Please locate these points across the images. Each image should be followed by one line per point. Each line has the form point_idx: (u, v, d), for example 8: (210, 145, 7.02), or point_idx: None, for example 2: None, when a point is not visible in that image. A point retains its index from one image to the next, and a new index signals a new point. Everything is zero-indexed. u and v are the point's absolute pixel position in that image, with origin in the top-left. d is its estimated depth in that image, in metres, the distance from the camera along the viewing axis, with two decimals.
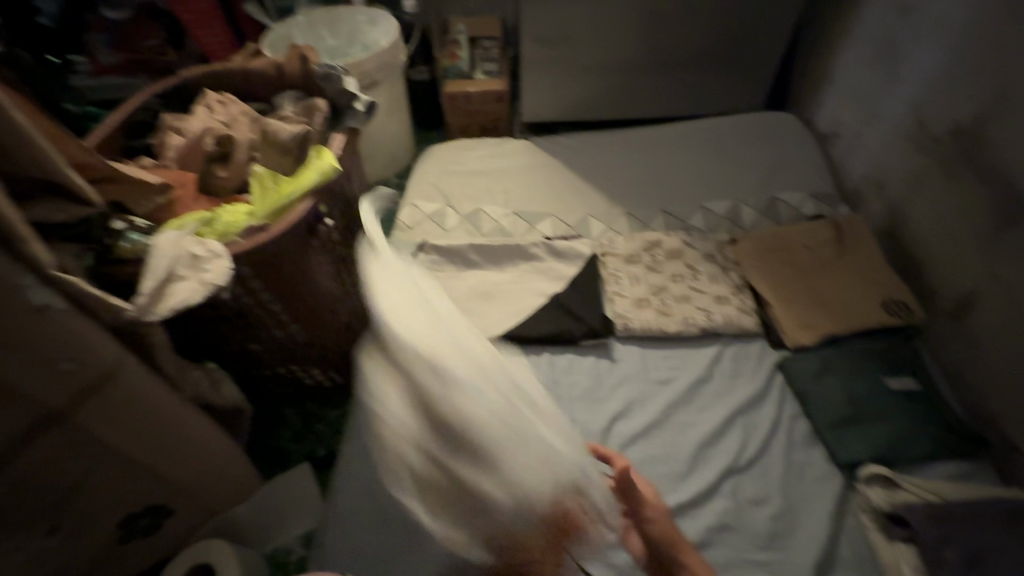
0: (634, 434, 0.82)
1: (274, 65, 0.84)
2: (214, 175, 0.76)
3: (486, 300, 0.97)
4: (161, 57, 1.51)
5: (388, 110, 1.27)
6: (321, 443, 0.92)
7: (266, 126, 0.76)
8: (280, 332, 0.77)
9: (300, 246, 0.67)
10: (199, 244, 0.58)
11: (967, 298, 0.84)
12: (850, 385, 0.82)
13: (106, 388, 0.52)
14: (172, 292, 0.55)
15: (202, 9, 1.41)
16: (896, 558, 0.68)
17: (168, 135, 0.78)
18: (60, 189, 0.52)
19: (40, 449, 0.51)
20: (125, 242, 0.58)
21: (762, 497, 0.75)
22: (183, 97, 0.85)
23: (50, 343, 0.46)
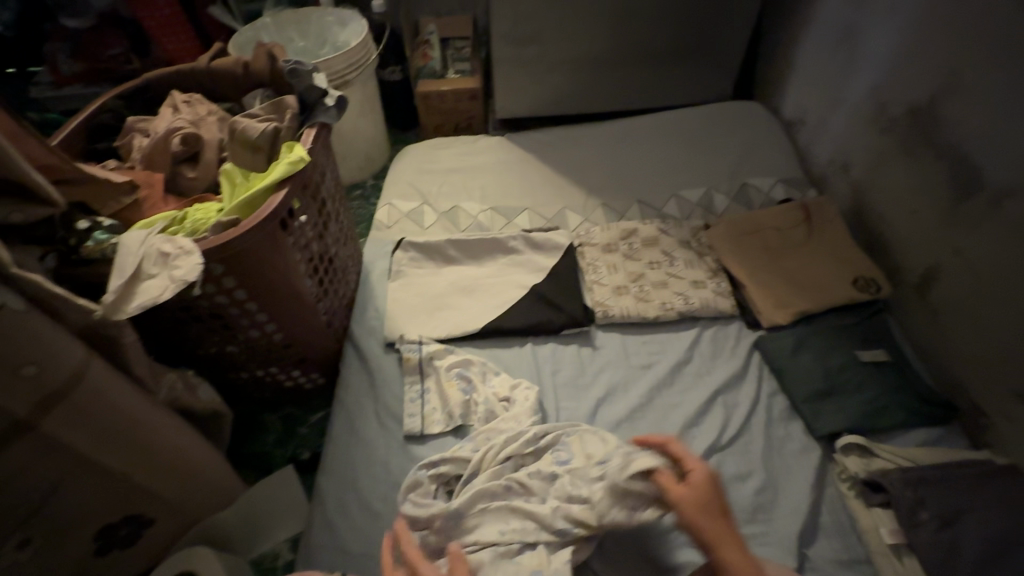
0: (618, 418, 0.83)
1: (241, 63, 0.83)
2: (183, 176, 0.76)
3: (467, 294, 0.97)
4: (126, 66, 1.46)
5: (361, 110, 1.26)
6: (305, 446, 0.91)
7: (235, 124, 0.75)
8: (258, 333, 0.76)
9: (273, 241, 0.67)
10: (169, 242, 0.57)
11: (931, 272, 0.87)
12: (824, 361, 0.85)
13: (74, 394, 0.50)
14: (142, 290, 0.54)
15: (166, 16, 1.39)
16: (875, 523, 0.70)
17: (133, 136, 0.77)
18: (17, 187, 0.50)
19: (10, 459, 0.49)
20: (92, 241, 0.56)
21: (745, 473, 0.77)
22: (148, 98, 0.84)
23: (9, 346, 0.44)
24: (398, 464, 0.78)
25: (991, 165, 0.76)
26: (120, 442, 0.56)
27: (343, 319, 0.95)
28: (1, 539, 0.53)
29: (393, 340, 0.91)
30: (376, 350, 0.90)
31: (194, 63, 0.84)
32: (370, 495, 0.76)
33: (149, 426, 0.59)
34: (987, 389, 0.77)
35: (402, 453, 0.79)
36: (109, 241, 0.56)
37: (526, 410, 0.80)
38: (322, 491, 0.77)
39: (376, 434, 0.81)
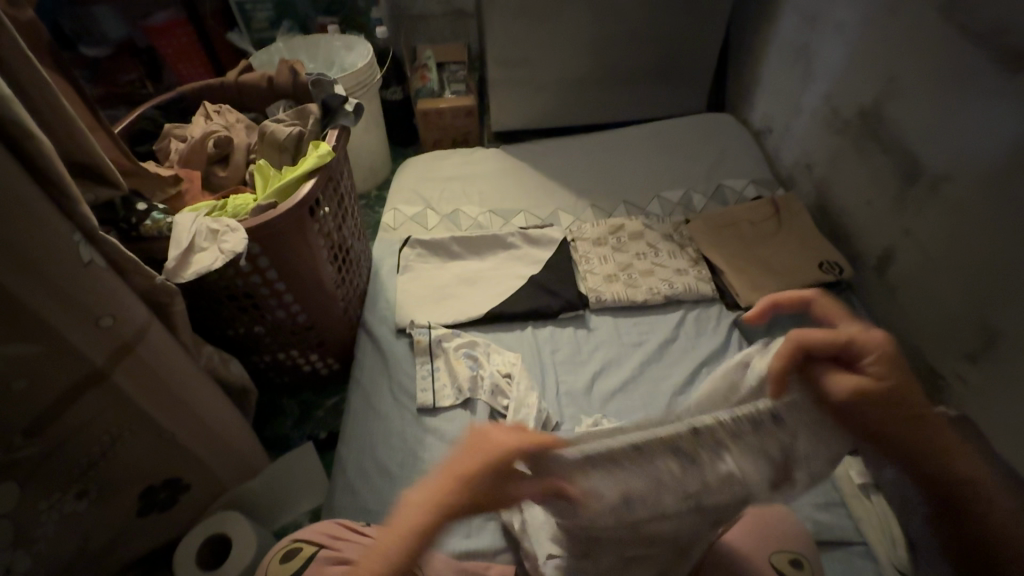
0: (613, 390, 0.91)
1: (266, 78, 0.93)
2: (217, 175, 0.85)
3: (470, 285, 1.05)
4: (141, 90, 1.57)
5: (367, 125, 1.37)
6: (321, 427, 0.97)
7: (264, 128, 0.84)
8: (283, 315, 0.84)
9: (302, 226, 0.75)
10: (216, 221, 0.65)
11: (888, 252, 0.96)
12: (796, 333, 0.94)
13: (138, 348, 0.57)
14: (197, 260, 0.62)
15: (182, 43, 1.51)
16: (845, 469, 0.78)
17: (170, 140, 0.86)
18: (92, 172, 0.59)
19: (80, 409, 0.56)
20: (149, 221, 0.64)
21: None
22: (182, 109, 0.93)
23: (94, 300, 0.51)
24: (412, 434, 0.85)
25: (931, 155, 0.86)
26: (169, 400, 0.63)
27: (357, 310, 1.02)
28: (61, 488, 0.59)
29: (403, 326, 0.98)
30: (388, 336, 0.98)
31: (224, 78, 0.94)
32: (388, 463, 0.82)
33: (193, 387, 0.65)
34: (940, 352, 0.86)
35: (416, 425, 0.86)
36: (164, 220, 0.64)
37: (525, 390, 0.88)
38: (342, 461, 0.83)
39: (391, 409, 0.88)
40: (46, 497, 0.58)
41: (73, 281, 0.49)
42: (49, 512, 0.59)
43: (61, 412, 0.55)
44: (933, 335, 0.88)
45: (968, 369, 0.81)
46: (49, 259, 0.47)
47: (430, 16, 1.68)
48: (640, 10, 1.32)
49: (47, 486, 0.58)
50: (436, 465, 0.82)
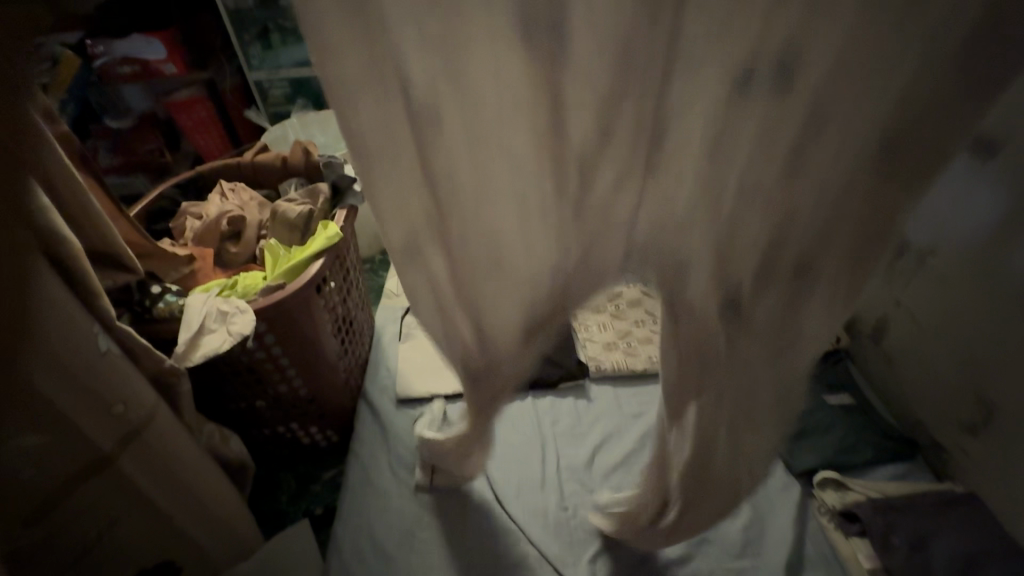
0: (615, 464, 0.89)
1: (280, 158, 0.98)
2: (228, 252, 0.89)
3: None
4: (160, 159, 1.62)
5: None
6: (317, 502, 0.95)
7: (276, 207, 0.88)
8: (286, 388, 0.85)
9: (308, 304, 0.77)
10: (226, 302, 0.67)
11: (881, 322, 0.97)
12: (796, 404, 0.94)
13: (143, 433, 0.58)
14: (206, 342, 0.64)
15: (201, 117, 1.61)
16: (853, 550, 0.77)
17: (186, 218, 0.90)
18: (111, 260, 0.62)
19: (89, 491, 0.56)
20: (162, 303, 0.67)
21: (737, 512, 0.83)
22: (198, 187, 0.98)
23: (107, 388, 0.53)
24: (411, 511, 0.84)
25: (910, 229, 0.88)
26: (169, 485, 0.63)
27: (358, 378, 1.03)
28: None
29: (403, 396, 0.99)
30: (388, 407, 0.98)
31: (240, 158, 1.00)
32: (384, 541, 0.81)
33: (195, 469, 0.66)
34: (941, 426, 0.86)
35: (414, 501, 0.85)
36: (178, 302, 0.67)
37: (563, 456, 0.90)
38: (338, 538, 0.81)
39: (389, 484, 0.87)
40: None
41: (89, 371, 0.51)
42: None
43: (67, 497, 0.54)
44: (933, 408, 0.87)
45: (970, 442, 0.81)
46: (77, 353, 0.50)
47: None
48: None
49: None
50: (433, 544, 0.81)
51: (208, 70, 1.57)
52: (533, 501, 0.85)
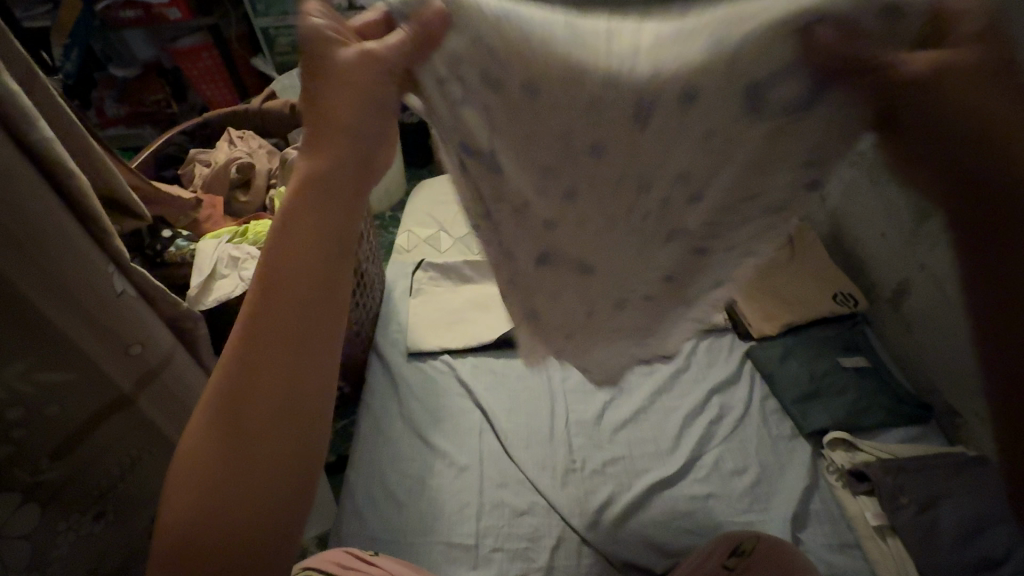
0: (624, 421, 0.89)
1: (288, 105, 0.96)
2: (238, 201, 0.88)
3: (482, 309, 1.05)
4: (166, 110, 1.62)
5: None
6: (331, 450, 0.97)
7: (285, 155, 0.87)
8: None
9: None
10: (238, 248, 0.67)
11: (903, 285, 0.95)
12: (809, 365, 0.93)
13: (161, 375, 0.58)
14: (218, 287, 0.64)
15: (206, 67, 1.58)
16: (861, 508, 0.76)
17: (195, 165, 0.88)
18: (118, 205, 0.61)
19: (105, 429, 0.56)
20: (173, 248, 0.66)
21: (742, 468, 0.83)
22: (206, 134, 0.96)
23: (128, 328, 0.52)
24: (422, 457, 0.85)
25: None
26: (179, 424, 0.63)
27: (370, 331, 1.04)
28: (81, 507, 0.58)
29: (415, 350, 1.00)
30: (399, 360, 0.99)
31: (248, 105, 0.97)
32: (395, 488, 0.82)
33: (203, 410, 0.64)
34: (957, 391, 0.85)
35: (426, 450, 0.86)
36: (189, 247, 0.67)
37: (699, 401, 0.91)
38: (351, 485, 0.83)
39: (400, 432, 0.89)
40: (61, 519, 0.56)
41: (109, 312, 0.50)
42: (67, 532, 0.57)
43: (86, 434, 0.54)
44: (950, 372, 0.86)
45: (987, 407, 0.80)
46: (93, 293, 0.48)
47: None
48: None
49: (68, 505, 0.56)
50: (442, 492, 0.81)
51: (212, 16, 1.51)
52: (544, 453, 0.85)
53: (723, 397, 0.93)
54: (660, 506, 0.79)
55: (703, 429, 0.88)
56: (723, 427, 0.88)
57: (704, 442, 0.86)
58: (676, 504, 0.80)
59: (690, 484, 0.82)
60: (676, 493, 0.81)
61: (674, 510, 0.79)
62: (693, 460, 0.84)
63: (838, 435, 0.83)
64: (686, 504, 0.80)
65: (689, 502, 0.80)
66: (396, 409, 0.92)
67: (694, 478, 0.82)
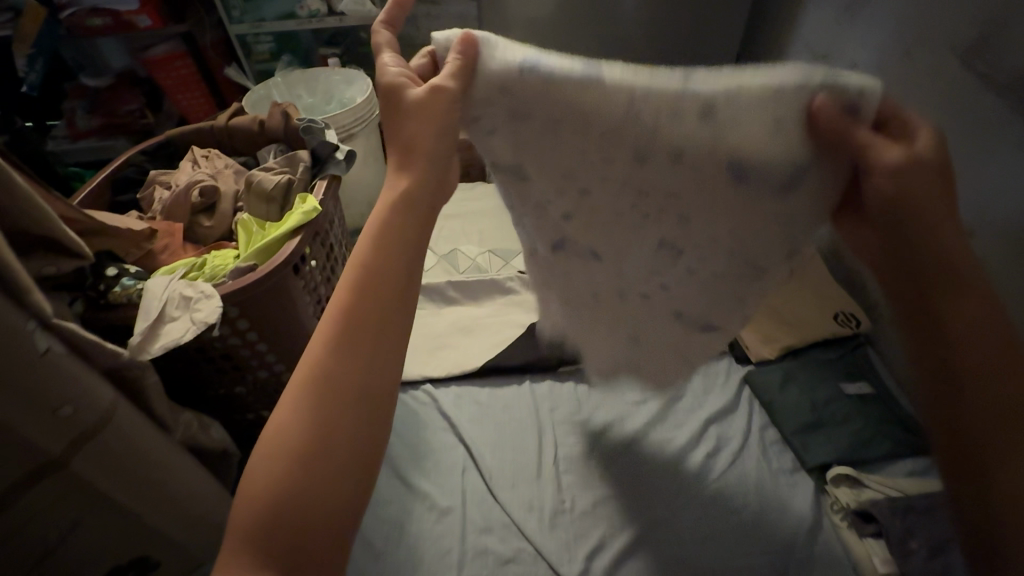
0: (615, 455, 0.84)
1: (256, 122, 0.90)
2: (200, 226, 0.82)
3: (466, 334, 1.01)
4: (139, 120, 1.53)
5: (366, 159, 1.34)
6: None
7: (251, 177, 0.81)
8: (266, 373, 0.78)
9: (282, 284, 0.70)
10: (190, 287, 0.61)
11: None
12: (810, 393, 0.88)
13: (102, 435, 0.52)
14: (167, 331, 0.58)
15: (181, 76, 1.51)
16: (869, 552, 0.72)
17: (154, 188, 0.83)
18: (54, 244, 0.55)
19: (35, 495, 0.51)
20: (118, 288, 0.61)
21: (741, 507, 0.78)
22: (168, 154, 0.90)
23: (52, 389, 0.46)
24: (401, 499, 0.80)
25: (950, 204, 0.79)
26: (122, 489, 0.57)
27: None
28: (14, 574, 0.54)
29: None
30: None
31: (214, 122, 0.91)
32: (372, 535, 0.76)
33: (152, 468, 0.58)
34: None
35: (404, 491, 0.81)
36: (134, 287, 0.61)
37: (695, 432, 0.86)
38: None
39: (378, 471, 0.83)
40: None
41: (26, 374, 0.44)
42: None
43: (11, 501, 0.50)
44: None
45: None
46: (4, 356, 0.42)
47: (432, 46, 1.64)
48: (644, 45, 1.29)
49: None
50: (423, 539, 0.76)
51: (186, 23, 1.45)
52: (530, 493, 0.80)
53: (721, 427, 0.88)
54: (654, 551, 0.74)
55: (699, 464, 0.82)
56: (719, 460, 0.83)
57: (700, 477, 0.81)
58: (672, 550, 0.74)
59: (687, 526, 0.76)
60: (673, 537, 0.75)
61: (670, 555, 0.74)
62: (689, 500, 0.79)
63: (844, 471, 0.78)
64: (683, 548, 0.74)
65: (685, 546, 0.74)
66: None
67: (691, 519, 0.77)
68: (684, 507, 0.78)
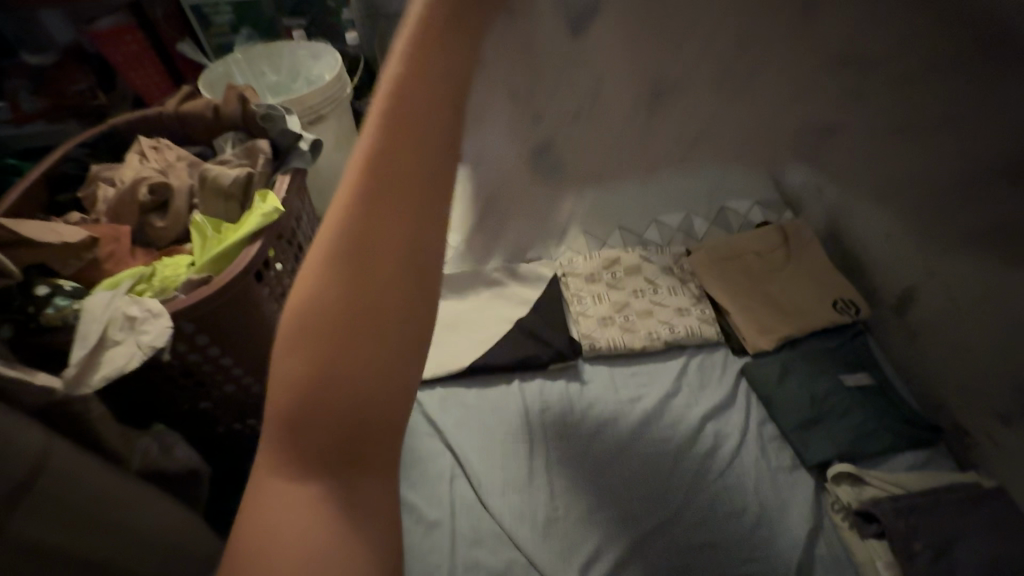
0: (610, 457, 0.80)
1: (210, 107, 0.81)
2: (152, 227, 0.74)
3: (449, 329, 0.95)
4: (92, 100, 1.37)
5: (337, 141, 1.26)
6: None
7: (205, 171, 0.73)
8: (234, 387, 0.73)
9: (248, 294, 0.64)
10: (134, 305, 0.54)
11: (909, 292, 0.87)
12: (811, 385, 0.85)
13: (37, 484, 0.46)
14: (111, 358, 0.51)
15: (131, 51, 1.36)
16: (871, 555, 0.69)
17: (97, 186, 0.74)
18: None
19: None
20: (51, 309, 0.54)
21: (739, 511, 0.75)
22: (112, 145, 0.81)
23: None
24: None
25: None
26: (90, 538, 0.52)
27: None
28: None
29: None
30: None
31: (162, 107, 0.82)
32: None
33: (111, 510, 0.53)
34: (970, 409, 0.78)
35: None
36: (70, 307, 0.54)
37: (690, 426, 0.83)
38: None
39: None
40: None
41: None
42: None
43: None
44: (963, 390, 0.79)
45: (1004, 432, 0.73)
46: None
47: None
48: None
49: None
50: (409, 553, 0.72)
51: None
52: (523, 500, 0.77)
53: (719, 422, 0.85)
54: (650, 559, 0.71)
55: (698, 462, 0.80)
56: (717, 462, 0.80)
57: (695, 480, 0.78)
58: (671, 558, 0.71)
59: (688, 529, 0.74)
60: (670, 544, 0.73)
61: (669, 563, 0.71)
62: (688, 506, 0.76)
63: (845, 468, 0.76)
64: (685, 553, 0.72)
65: (688, 552, 0.72)
66: None
67: (692, 521, 0.74)
68: (688, 507, 0.76)
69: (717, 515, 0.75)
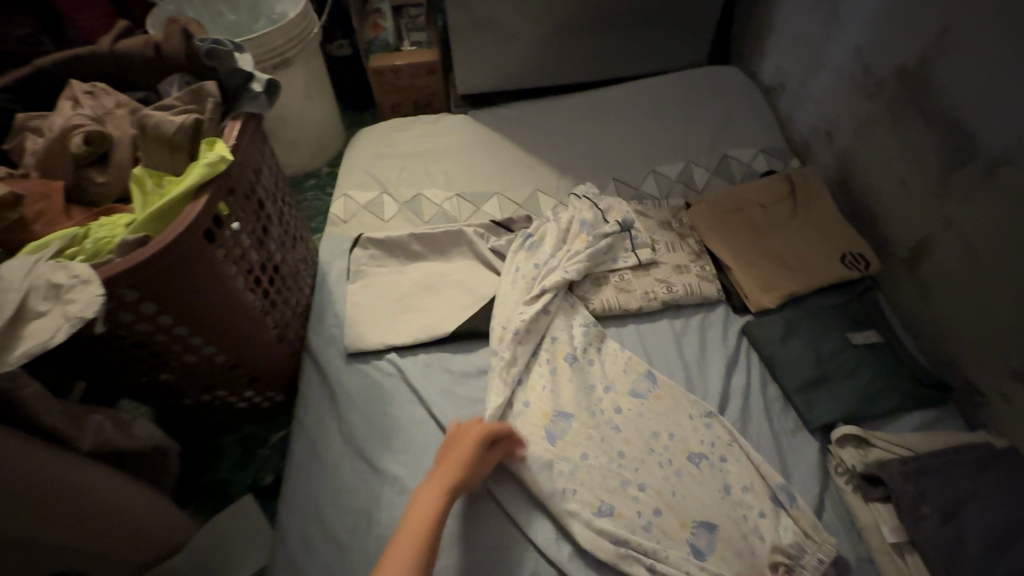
0: (607, 424, 0.75)
1: (149, 44, 0.71)
2: (90, 183, 0.66)
3: (432, 292, 0.90)
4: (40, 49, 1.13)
5: (307, 90, 1.15)
6: (267, 470, 0.84)
7: (144, 117, 0.64)
8: (195, 359, 0.67)
9: (198, 254, 0.57)
10: (60, 269, 0.47)
11: (923, 244, 0.81)
12: (815, 344, 0.80)
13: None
14: (31, 331, 0.44)
15: None
16: (875, 520, 0.67)
17: (23, 136, 0.66)
18: None
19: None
20: None
21: (746, 481, 0.70)
22: (39, 89, 0.72)
23: None
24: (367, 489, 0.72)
25: (987, 131, 0.70)
26: (49, 513, 0.50)
27: (299, 329, 0.87)
28: None
29: (353, 350, 0.83)
30: (336, 364, 0.83)
31: (95, 45, 0.72)
32: (338, 528, 0.69)
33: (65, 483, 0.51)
34: (982, 367, 0.74)
35: (371, 475, 0.73)
36: None
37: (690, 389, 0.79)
38: (285, 527, 0.70)
39: (343, 455, 0.75)
40: None
41: None
42: None
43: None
44: (975, 346, 0.75)
45: (1016, 389, 0.70)
46: None
47: None
48: None
49: None
50: (393, 528, 0.69)
51: None
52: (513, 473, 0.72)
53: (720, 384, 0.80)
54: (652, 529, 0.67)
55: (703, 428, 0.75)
56: (722, 429, 0.74)
57: (700, 451, 0.72)
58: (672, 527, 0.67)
59: (693, 497, 0.69)
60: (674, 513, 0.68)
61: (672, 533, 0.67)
62: (692, 473, 0.71)
63: (848, 429, 0.73)
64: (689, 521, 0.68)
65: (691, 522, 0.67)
66: (336, 424, 0.78)
67: (695, 488, 0.70)
68: (693, 475, 0.71)
69: (721, 484, 0.70)
